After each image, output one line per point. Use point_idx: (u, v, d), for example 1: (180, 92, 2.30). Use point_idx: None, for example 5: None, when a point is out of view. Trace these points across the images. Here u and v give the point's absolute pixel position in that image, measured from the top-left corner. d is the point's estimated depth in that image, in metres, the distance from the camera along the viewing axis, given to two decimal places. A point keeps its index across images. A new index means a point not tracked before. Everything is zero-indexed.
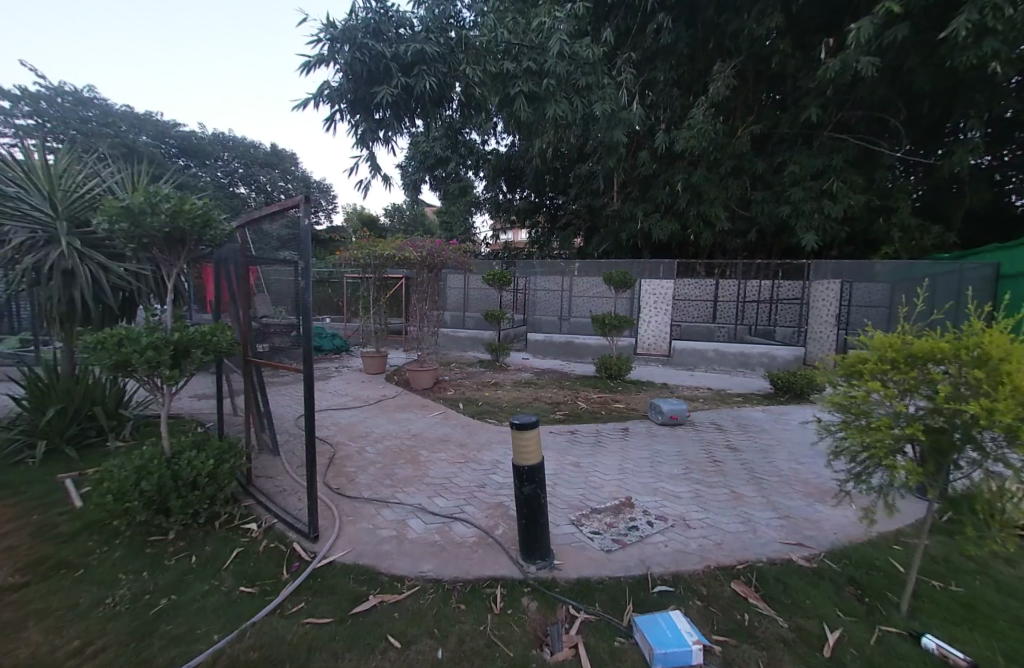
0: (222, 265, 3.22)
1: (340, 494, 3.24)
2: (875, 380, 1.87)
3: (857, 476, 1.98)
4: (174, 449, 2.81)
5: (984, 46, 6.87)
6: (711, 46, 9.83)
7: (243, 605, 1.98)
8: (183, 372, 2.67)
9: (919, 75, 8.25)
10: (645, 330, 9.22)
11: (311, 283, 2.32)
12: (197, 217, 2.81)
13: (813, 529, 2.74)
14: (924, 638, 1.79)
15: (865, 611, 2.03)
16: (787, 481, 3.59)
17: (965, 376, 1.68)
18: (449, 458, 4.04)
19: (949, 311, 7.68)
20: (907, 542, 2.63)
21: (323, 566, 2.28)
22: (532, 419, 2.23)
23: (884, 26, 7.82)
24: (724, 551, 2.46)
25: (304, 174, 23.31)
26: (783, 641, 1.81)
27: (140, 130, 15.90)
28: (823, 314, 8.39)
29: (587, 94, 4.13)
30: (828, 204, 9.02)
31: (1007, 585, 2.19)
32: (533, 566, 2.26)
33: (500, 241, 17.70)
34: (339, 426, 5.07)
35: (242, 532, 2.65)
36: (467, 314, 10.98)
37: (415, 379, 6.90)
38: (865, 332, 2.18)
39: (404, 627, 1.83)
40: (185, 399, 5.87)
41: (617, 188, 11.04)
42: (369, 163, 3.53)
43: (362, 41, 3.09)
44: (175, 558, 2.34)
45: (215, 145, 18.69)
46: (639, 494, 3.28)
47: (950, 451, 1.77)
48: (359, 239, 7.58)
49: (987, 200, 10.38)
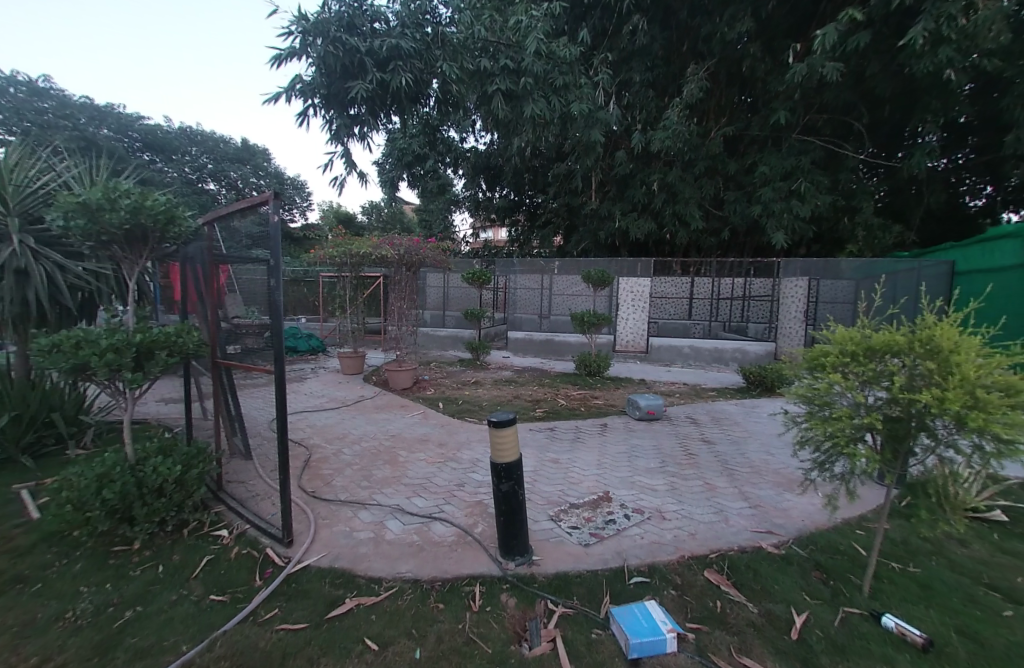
0: (188, 263, 3.12)
1: (315, 496, 3.19)
2: (837, 373, 1.95)
3: (820, 464, 2.05)
4: (139, 456, 2.72)
5: (939, 54, 7.22)
6: (684, 49, 10.06)
7: (212, 614, 1.92)
8: (147, 374, 2.56)
9: (881, 80, 8.62)
10: (623, 327, 9.37)
11: (282, 282, 2.24)
12: (159, 214, 2.70)
13: (781, 518, 2.84)
14: (884, 618, 1.89)
15: (830, 594, 2.11)
16: (758, 471, 3.71)
17: (920, 368, 1.77)
18: (428, 458, 4.02)
19: (906, 306, 8.11)
20: (868, 526, 2.76)
21: (297, 571, 2.24)
22: (509, 416, 2.23)
23: (847, 33, 8.14)
24: (697, 541, 2.53)
25: (276, 170, 22.69)
26: (753, 626, 1.88)
27: (101, 123, 15.17)
28: (792, 310, 8.67)
29: (565, 93, 4.16)
30: (797, 203, 9.31)
31: (959, 564, 2.32)
32: (512, 562, 2.27)
33: (479, 239, 17.63)
34: (315, 428, 4.98)
35: (212, 539, 2.58)
36: (446, 313, 10.91)
37: (394, 379, 6.81)
38: (829, 326, 2.25)
39: (382, 628, 1.82)
40: (151, 403, 5.66)
41: (594, 187, 11.16)
42: (344, 160, 3.48)
43: (335, 35, 3.02)
44: (140, 568, 2.26)
45: (181, 140, 17.96)
46: (616, 488, 3.34)
47: (906, 437, 1.86)
48: (333, 237, 7.37)
49: (944, 200, 10.89)
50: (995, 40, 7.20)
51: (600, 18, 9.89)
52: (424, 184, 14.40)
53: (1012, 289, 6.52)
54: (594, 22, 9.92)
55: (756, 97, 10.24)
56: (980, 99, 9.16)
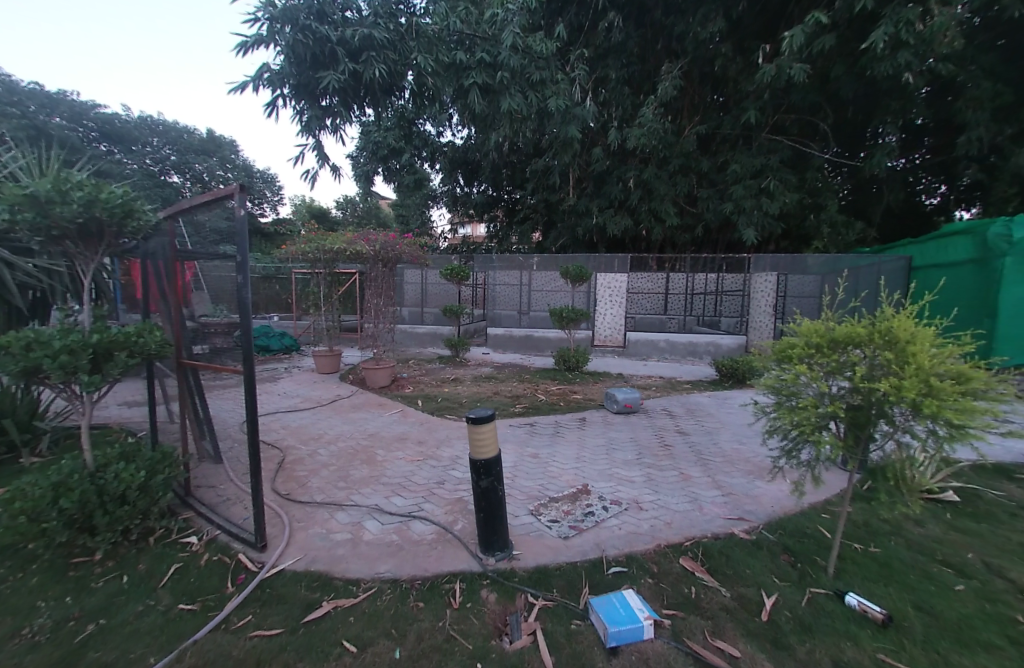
0: (151, 259, 3.00)
1: (290, 499, 3.11)
2: (803, 364, 2.03)
3: (788, 452, 2.11)
4: (99, 463, 2.59)
5: (899, 57, 7.53)
6: (659, 47, 10.19)
7: (182, 623, 1.86)
8: (105, 377, 2.44)
9: (845, 82, 8.94)
10: (601, 322, 9.51)
11: (250, 277, 2.15)
12: (116, 207, 2.56)
13: (752, 505, 2.94)
14: (847, 597, 1.97)
15: (798, 576, 2.19)
16: (730, 460, 3.83)
17: (879, 359, 1.86)
18: (407, 456, 3.98)
19: (866, 300, 8.46)
20: (833, 510, 2.88)
21: (271, 576, 2.18)
22: (488, 412, 2.23)
23: (814, 35, 8.41)
24: (672, 529, 2.59)
25: (245, 163, 21.93)
26: (725, 610, 1.94)
27: (53, 111, 14.27)
28: (762, 304, 8.96)
29: (541, 89, 4.20)
30: (766, 200, 9.58)
31: (916, 542, 2.46)
32: (492, 558, 2.28)
33: (458, 235, 17.46)
34: (289, 429, 4.86)
35: (181, 546, 2.49)
36: (425, 310, 10.80)
37: (371, 378, 6.70)
38: (795, 319, 2.34)
39: (360, 630, 1.79)
40: (112, 407, 5.40)
41: (572, 183, 11.21)
42: (316, 153, 3.38)
43: (305, 23, 2.90)
44: (104, 580, 2.16)
45: (141, 130, 17.17)
46: (595, 480, 3.39)
47: (866, 425, 1.95)
48: (305, 232, 7.18)
49: (902, 198, 11.39)
50: (950, 45, 7.55)
51: (576, 14, 9.94)
52: (400, 179, 14.16)
53: (967, 283, 6.91)
54: (570, 18, 9.96)
55: (728, 96, 10.47)
56: (935, 101, 9.62)
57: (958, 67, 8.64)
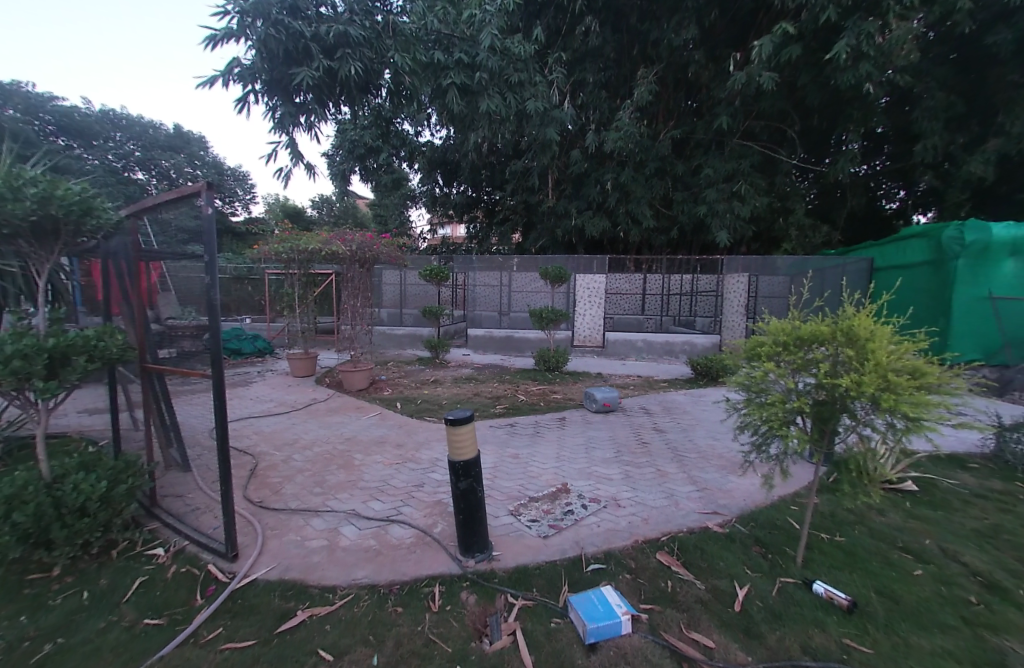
0: (112, 258, 2.87)
1: (263, 507, 3.02)
2: (771, 362, 2.11)
3: (758, 446, 2.17)
4: (56, 474, 2.46)
5: (861, 68, 7.87)
6: (635, 52, 10.38)
7: (147, 639, 1.79)
8: (63, 383, 2.33)
9: (811, 90, 9.29)
10: (581, 323, 9.61)
11: (219, 278, 2.08)
12: (74, 205, 2.44)
13: (725, 498, 3.02)
14: (815, 585, 2.05)
15: (769, 566, 2.26)
16: (704, 456, 3.93)
17: (841, 356, 1.94)
18: (385, 459, 3.93)
19: (830, 299, 8.81)
20: (801, 501, 2.99)
21: (242, 587, 2.11)
22: (466, 414, 2.22)
23: (782, 44, 8.71)
24: (650, 526, 2.64)
25: (215, 160, 21.26)
26: (700, 602, 1.99)
27: (6, 102, 13.52)
28: (735, 304, 9.22)
29: (519, 90, 4.24)
30: (738, 203, 9.86)
31: (878, 530, 2.57)
32: (472, 560, 2.27)
33: (437, 236, 17.34)
34: (262, 434, 4.73)
35: (146, 558, 2.39)
36: (404, 312, 10.69)
37: (349, 380, 6.58)
38: (764, 319, 2.41)
39: (337, 638, 1.76)
40: (72, 415, 5.13)
41: (551, 185, 11.29)
42: (290, 150, 3.30)
43: (277, 17, 2.82)
44: (62, 596, 2.06)
45: (103, 125, 16.43)
46: (574, 479, 3.41)
47: (831, 419, 2.02)
48: (278, 231, 7.00)
49: (865, 202, 11.90)
50: (907, 57, 7.94)
51: (554, 17, 10.02)
52: (377, 178, 13.98)
53: (924, 284, 7.28)
54: (548, 21, 10.03)
55: (701, 102, 10.74)
56: (894, 111, 10.10)
57: (916, 78, 9.09)
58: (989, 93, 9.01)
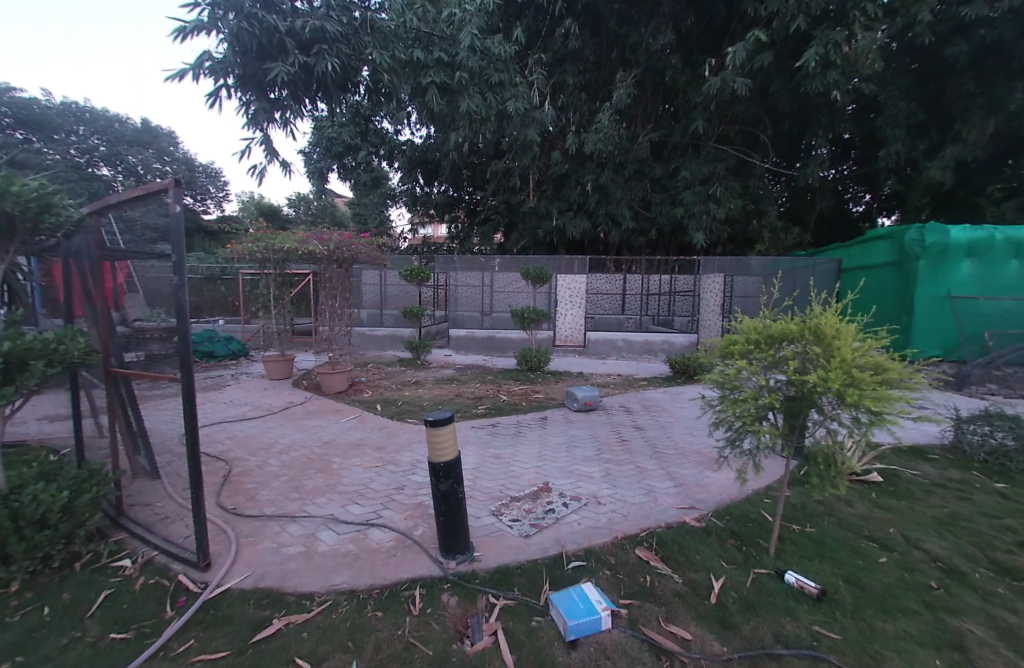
0: (75, 258, 2.76)
1: (237, 514, 2.94)
2: (744, 360, 2.16)
3: (732, 441, 2.23)
4: (13, 485, 2.34)
5: (828, 76, 8.16)
6: (614, 55, 10.51)
7: (115, 654, 1.71)
8: (19, 388, 2.22)
9: (782, 96, 9.58)
10: (562, 323, 9.68)
11: (187, 279, 2.01)
12: (30, 201, 2.32)
13: (702, 494, 3.09)
14: (786, 575, 2.11)
15: (743, 558, 2.32)
16: (682, 452, 4.01)
17: (810, 353, 2.01)
18: (365, 463, 3.88)
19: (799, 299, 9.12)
20: (774, 494, 3.08)
21: (215, 597, 2.06)
22: (446, 414, 2.22)
23: (755, 51, 8.96)
24: (629, 522, 2.68)
25: (186, 156, 20.57)
26: (678, 595, 2.02)
27: None
28: (710, 304, 9.51)
29: (499, 90, 4.25)
30: (713, 205, 10.08)
31: (846, 521, 2.67)
32: (453, 561, 2.26)
33: (418, 236, 17.15)
34: (236, 439, 4.60)
35: (112, 571, 2.30)
36: (384, 312, 10.55)
37: (327, 383, 6.45)
38: (737, 318, 2.47)
39: (314, 645, 1.72)
40: (31, 422, 4.88)
41: (532, 185, 11.31)
42: (264, 147, 3.22)
43: (250, 11, 2.76)
44: (20, 612, 1.95)
45: (64, 118, 15.69)
46: (555, 478, 3.43)
47: (800, 414, 2.10)
48: (253, 230, 6.83)
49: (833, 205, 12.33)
50: (872, 66, 8.27)
51: (533, 18, 10.07)
52: (356, 177, 13.76)
53: (887, 284, 7.58)
54: (528, 23, 10.08)
55: (677, 106, 10.96)
56: (860, 118, 10.50)
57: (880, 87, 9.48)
58: (947, 103, 9.46)
